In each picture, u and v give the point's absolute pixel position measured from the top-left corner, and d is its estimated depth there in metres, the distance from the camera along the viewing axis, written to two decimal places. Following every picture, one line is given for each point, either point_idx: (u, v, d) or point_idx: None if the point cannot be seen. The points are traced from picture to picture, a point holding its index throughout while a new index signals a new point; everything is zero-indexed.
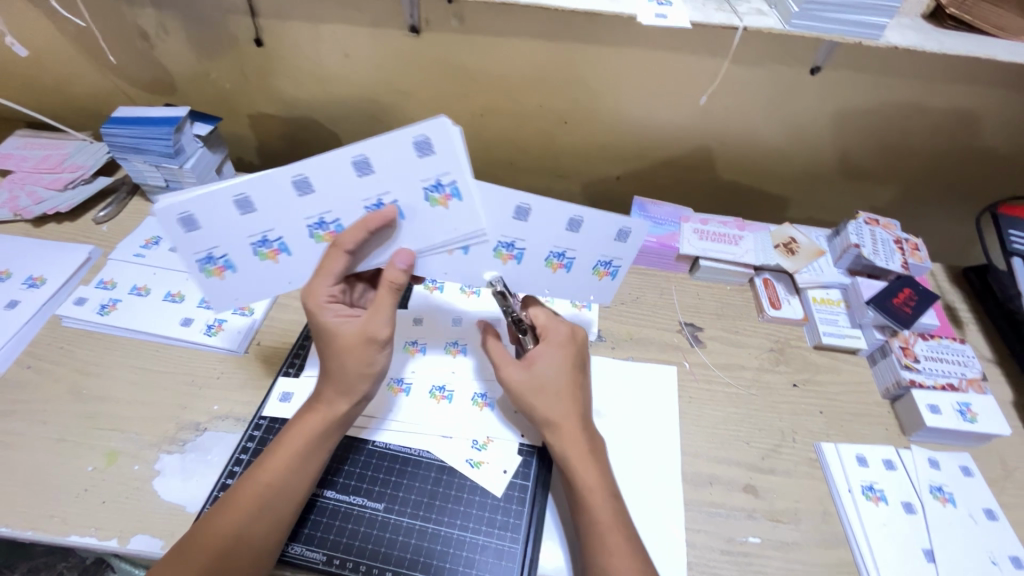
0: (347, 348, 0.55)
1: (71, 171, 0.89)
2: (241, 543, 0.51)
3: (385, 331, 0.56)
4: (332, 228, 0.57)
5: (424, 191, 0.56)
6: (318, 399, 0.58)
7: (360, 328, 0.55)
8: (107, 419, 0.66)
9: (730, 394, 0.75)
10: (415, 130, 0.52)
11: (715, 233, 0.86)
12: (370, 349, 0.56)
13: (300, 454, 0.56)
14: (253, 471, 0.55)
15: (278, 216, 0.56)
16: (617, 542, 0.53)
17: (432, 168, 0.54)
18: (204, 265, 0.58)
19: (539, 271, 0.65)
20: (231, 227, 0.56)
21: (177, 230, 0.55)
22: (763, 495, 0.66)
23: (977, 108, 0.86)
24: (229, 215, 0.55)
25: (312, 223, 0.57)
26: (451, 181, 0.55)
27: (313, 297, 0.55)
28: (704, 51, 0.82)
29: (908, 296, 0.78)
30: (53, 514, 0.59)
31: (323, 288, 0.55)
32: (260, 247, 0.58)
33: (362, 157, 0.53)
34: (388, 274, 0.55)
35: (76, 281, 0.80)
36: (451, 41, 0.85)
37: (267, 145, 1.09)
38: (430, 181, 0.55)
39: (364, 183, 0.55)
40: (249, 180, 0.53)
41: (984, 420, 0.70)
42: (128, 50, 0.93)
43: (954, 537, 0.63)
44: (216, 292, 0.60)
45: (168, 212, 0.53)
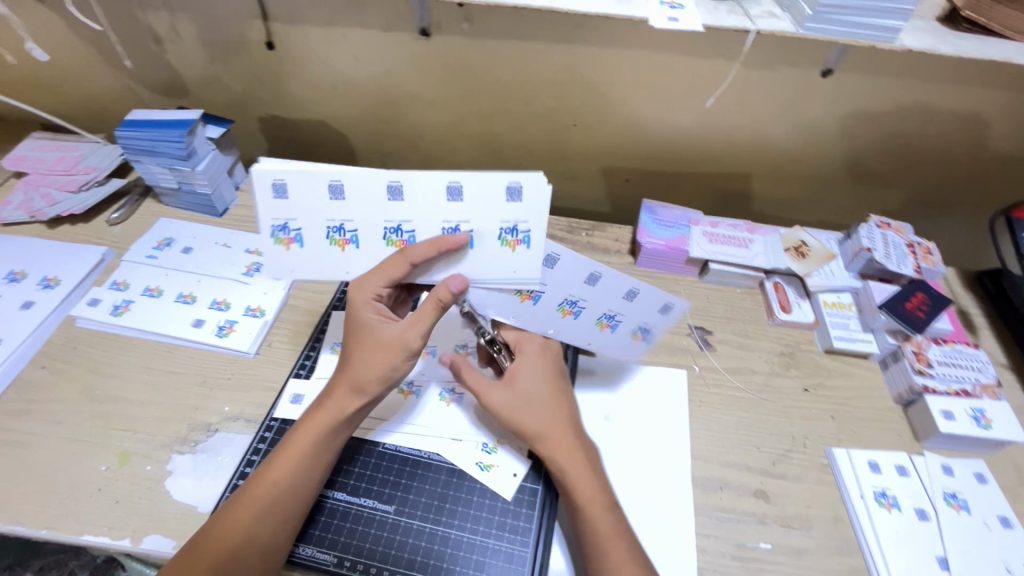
0: (377, 350, 0.57)
1: (85, 173, 0.90)
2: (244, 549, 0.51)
3: (417, 342, 0.56)
4: (348, 236, 0.57)
5: (500, 232, 0.56)
6: (328, 397, 0.58)
7: (395, 334, 0.57)
8: (120, 419, 0.67)
9: (740, 399, 0.74)
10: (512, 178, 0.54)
11: (726, 236, 0.86)
12: (400, 355, 0.57)
13: (309, 456, 0.56)
14: (262, 469, 0.55)
15: (363, 212, 0.56)
16: (617, 544, 0.53)
17: (513, 213, 0.55)
18: (275, 234, 0.57)
19: (590, 330, 0.64)
20: (310, 208, 0.55)
21: (264, 194, 0.54)
22: (774, 500, 0.66)
23: (991, 111, 0.86)
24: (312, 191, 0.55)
25: (390, 227, 0.57)
26: (527, 230, 0.56)
27: (358, 294, 0.58)
28: (714, 54, 0.81)
29: (922, 299, 0.77)
30: (68, 514, 0.59)
31: (374, 286, 0.57)
32: (333, 234, 0.57)
33: (456, 185, 0.54)
34: (440, 291, 0.56)
35: (90, 282, 0.81)
36: (460, 44, 0.85)
37: (277, 147, 1.10)
38: (509, 223, 0.56)
39: (451, 207, 0.55)
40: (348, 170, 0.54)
41: (998, 427, 0.69)
42: (141, 53, 0.94)
43: (968, 544, 0.63)
44: (274, 262, 0.58)
45: (263, 176, 0.54)
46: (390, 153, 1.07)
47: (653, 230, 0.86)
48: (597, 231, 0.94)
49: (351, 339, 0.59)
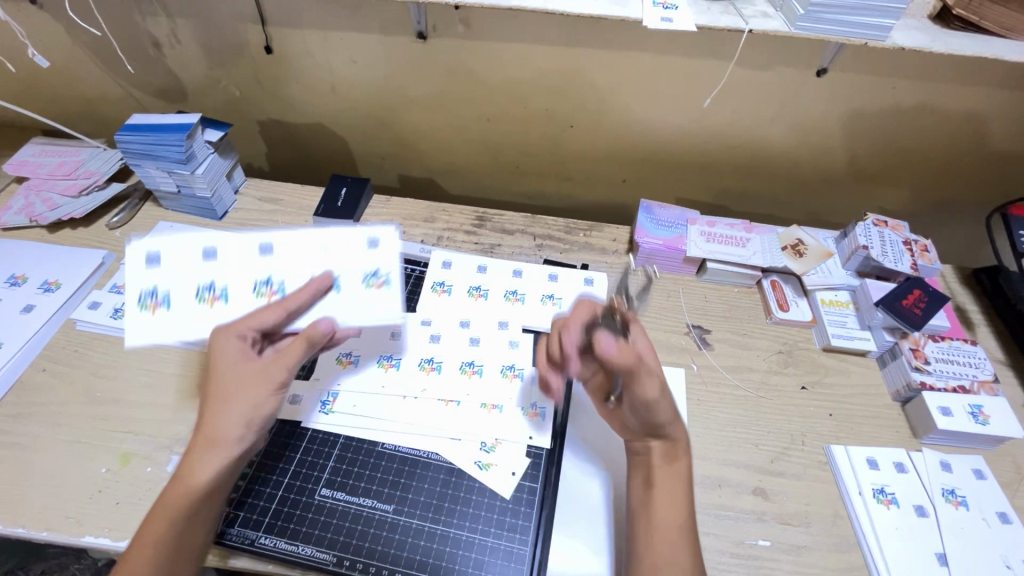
0: (233, 390, 0.54)
1: (85, 177, 0.91)
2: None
3: (283, 374, 0.55)
4: (275, 287, 0.63)
5: (362, 276, 0.64)
6: (186, 462, 0.52)
7: (254, 367, 0.55)
8: (121, 421, 0.67)
9: (738, 397, 0.75)
10: (373, 231, 0.66)
11: (723, 235, 0.86)
12: (266, 390, 0.54)
13: (174, 525, 0.50)
14: (168, 489, 0.51)
15: (288, 266, 0.64)
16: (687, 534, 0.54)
17: (371, 259, 0.65)
18: (143, 301, 0.62)
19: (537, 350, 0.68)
20: (189, 270, 0.63)
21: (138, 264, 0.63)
22: (772, 497, 0.66)
23: (986, 109, 0.86)
24: (190, 260, 0.64)
25: (261, 281, 0.63)
26: (388, 273, 0.65)
27: (229, 326, 0.57)
28: (708, 55, 0.82)
29: (919, 296, 0.77)
30: (68, 515, 0.60)
31: (243, 328, 0.57)
32: (261, 288, 0.63)
33: (329, 244, 0.65)
34: (310, 330, 0.57)
35: (90, 285, 0.81)
36: (456, 46, 0.86)
37: (275, 151, 1.10)
38: (370, 270, 0.64)
39: (309, 257, 0.65)
40: (274, 233, 0.65)
41: (996, 423, 0.69)
42: (140, 59, 0.94)
43: (967, 540, 0.63)
44: (137, 330, 0.61)
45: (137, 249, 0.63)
46: (388, 156, 1.08)
47: (650, 229, 0.87)
48: (594, 231, 0.94)
49: (212, 389, 0.54)
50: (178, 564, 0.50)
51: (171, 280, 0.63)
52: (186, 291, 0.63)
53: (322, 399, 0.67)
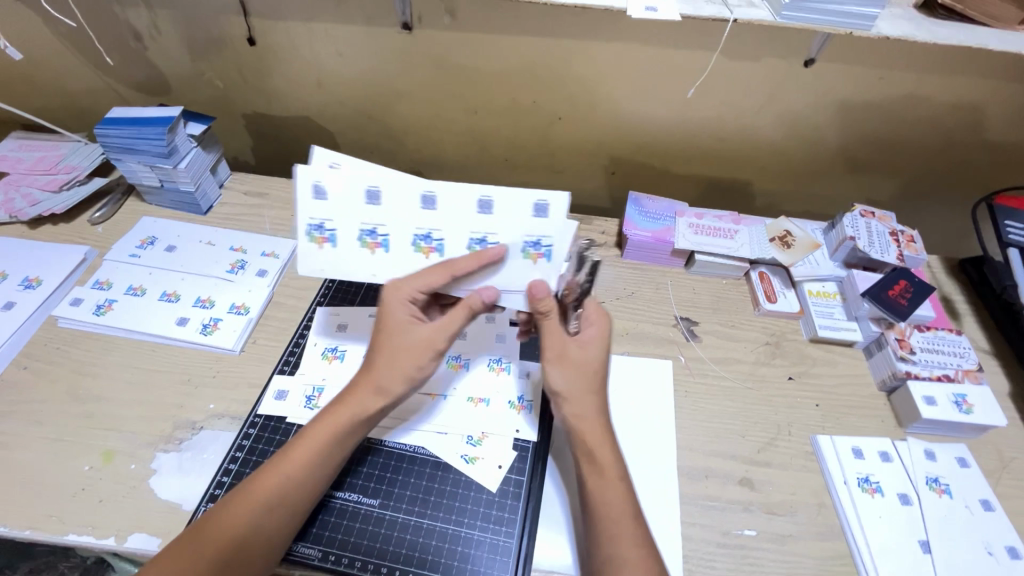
0: (407, 348, 0.57)
1: (67, 172, 0.89)
2: (254, 534, 0.51)
3: (445, 342, 0.58)
4: (379, 240, 0.60)
5: (521, 245, 0.59)
6: (351, 392, 0.58)
7: (427, 334, 0.58)
8: (104, 419, 0.66)
9: (725, 388, 0.75)
10: (487, 193, 0.58)
11: (711, 227, 0.86)
12: (427, 354, 0.58)
13: (325, 452, 0.56)
14: (277, 463, 0.54)
15: (394, 215, 0.59)
16: (629, 529, 0.53)
17: (485, 225, 0.59)
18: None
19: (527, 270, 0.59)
20: (303, 208, 0.59)
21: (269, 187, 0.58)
22: (758, 487, 0.66)
23: (972, 100, 0.86)
24: (306, 195, 0.58)
25: (420, 234, 0.60)
26: (439, 238, 0.60)
27: (399, 291, 0.58)
28: (695, 45, 0.82)
29: (904, 287, 0.77)
30: (51, 513, 0.59)
31: (410, 287, 0.58)
32: (313, 232, 0.60)
33: (431, 194, 0.58)
34: (473, 300, 0.58)
35: (72, 282, 0.80)
36: (442, 37, 0.85)
37: (262, 145, 1.09)
38: (423, 231, 0.60)
39: (431, 215, 0.59)
40: (333, 172, 0.58)
41: (980, 412, 0.70)
42: (121, 51, 0.93)
43: (950, 527, 0.63)
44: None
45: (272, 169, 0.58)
46: (376, 149, 1.07)
47: (638, 222, 0.86)
48: (583, 224, 0.94)
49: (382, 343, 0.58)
50: (306, 501, 0.55)
51: (289, 206, 0.59)
52: (295, 229, 0.60)
53: (307, 394, 0.68)
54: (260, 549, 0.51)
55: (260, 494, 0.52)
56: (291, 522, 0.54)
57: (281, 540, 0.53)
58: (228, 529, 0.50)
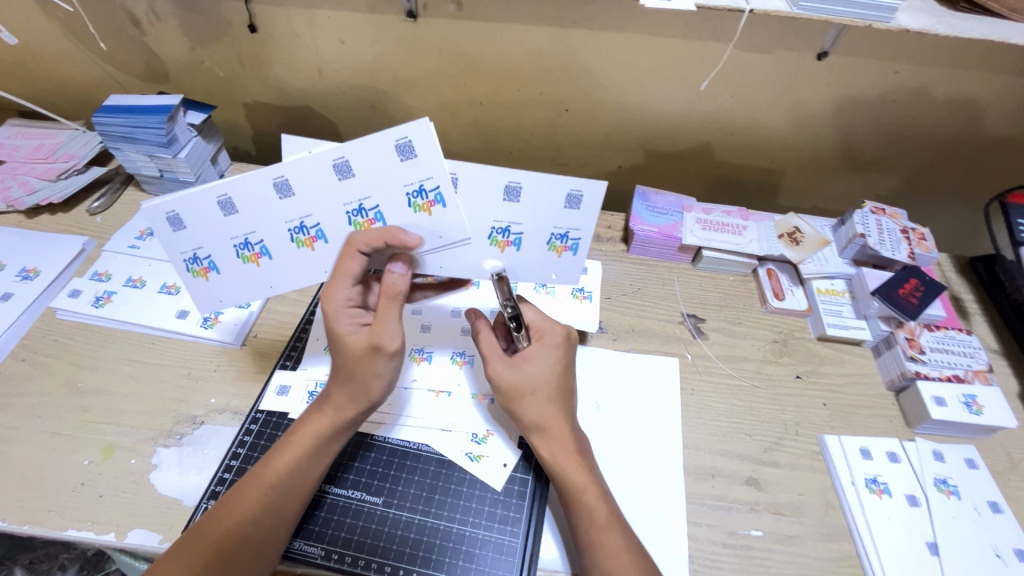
0: (354, 355, 0.54)
1: (64, 161, 0.88)
2: (242, 540, 0.50)
3: (393, 342, 0.54)
4: (313, 233, 0.56)
5: (407, 195, 0.54)
6: (327, 399, 0.57)
7: (367, 336, 0.54)
8: (103, 412, 0.65)
9: (733, 386, 0.74)
10: (575, 186, 0.57)
11: (718, 223, 0.85)
12: (377, 357, 0.54)
13: (304, 458, 0.55)
14: (262, 468, 0.54)
15: (314, 202, 0.54)
16: (613, 540, 0.52)
17: (413, 173, 0.53)
18: (191, 266, 0.59)
19: (543, 256, 0.63)
20: (215, 228, 0.56)
21: (164, 228, 0.56)
22: (766, 487, 0.65)
23: (987, 96, 0.85)
24: (212, 215, 0.55)
25: (351, 209, 0.55)
26: (373, 206, 0.55)
27: (331, 299, 0.54)
28: (706, 36, 0.80)
29: (915, 286, 0.76)
30: (51, 509, 0.58)
31: (341, 291, 0.54)
32: (242, 250, 0.58)
33: (343, 160, 0.52)
34: (388, 283, 0.54)
35: (71, 272, 0.79)
36: (449, 26, 0.83)
37: (262, 134, 1.07)
38: (352, 205, 0.55)
39: (507, 208, 0.58)
40: (229, 183, 0.53)
41: (989, 413, 0.69)
42: (119, 37, 0.91)
43: (958, 529, 0.63)
44: (202, 291, 0.61)
45: (156, 211, 0.54)
46: None
47: (644, 217, 0.85)
48: None
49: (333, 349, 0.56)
50: (288, 509, 0.53)
51: (206, 241, 0.57)
52: (225, 251, 0.58)
53: (309, 390, 0.67)
54: (245, 560, 0.50)
55: (247, 497, 0.52)
56: (280, 527, 0.53)
57: (272, 547, 0.52)
58: (217, 532, 0.50)
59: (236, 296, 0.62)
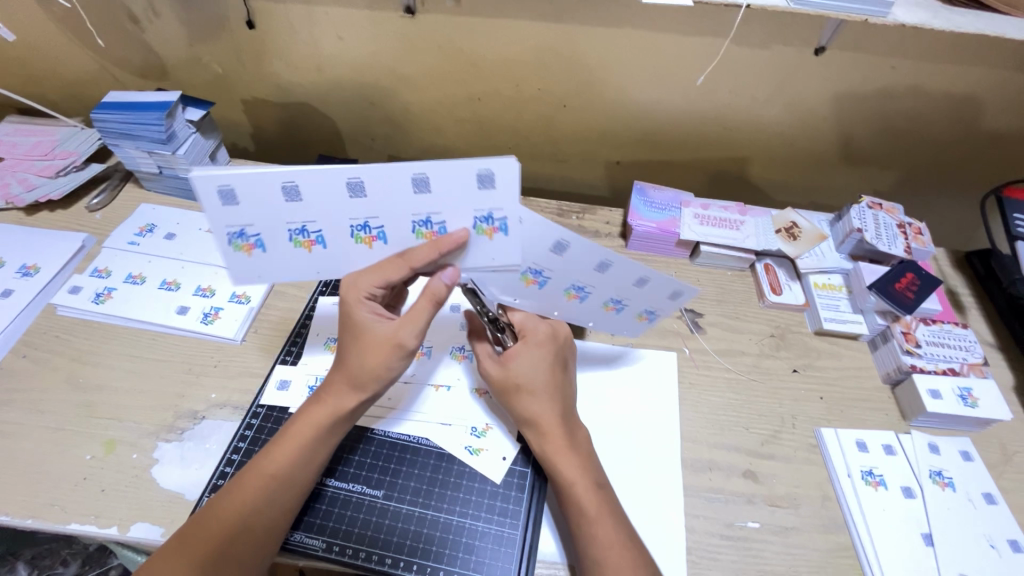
0: (375, 349, 0.55)
1: (63, 158, 0.88)
2: (246, 530, 0.51)
3: (412, 341, 0.55)
4: (374, 233, 0.54)
5: (474, 219, 0.54)
6: (330, 389, 0.57)
7: (388, 333, 0.55)
8: (104, 408, 0.66)
9: (730, 380, 0.74)
10: (678, 286, 0.62)
11: (717, 218, 0.85)
12: (392, 354, 0.55)
13: (307, 447, 0.55)
14: (262, 457, 0.55)
15: (385, 206, 0.52)
16: (605, 529, 0.53)
17: (487, 202, 0.52)
18: (235, 241, 0.54)
19: (629, 322, 0.68)
20: (272, 212, 0.52)
21: (213, 202, 0.50)
22: (763, 480, 0.66)
23: (984, 91, 0.85)
24: (274, 200, 0.51)
25: (418, 220, 0.54)
26: (441, 220, 0.53)
27: (353, 290, 0.56)
28: (704, 31, 0.80)
29: (912, 279, 0.77)
30: (52, 503, 0.59)
31: (367, 283, 0.55)
32: (296, 236, 0.54)
33: (422, 175, 0.50)
34: (433, 287, 0.54)
35: (71, 269, 0.79)
36: (447, 22, 0.83)
37: (261, 130, 1.07)
38: (420, 216, 0.53)
39: (591, 274, 0.60)
40: (301, 171, 0.49)
41: (985, 405, 0.70)
42: (117, 33, 0.91)
43: (953, 520, 0.63)
44: (240, 267, 0.56)
45: (207, 183, 0.49)
46: (378, 136, 1.05)
47: (642, 212, 0.85)
48: (588, 214, 0.93)
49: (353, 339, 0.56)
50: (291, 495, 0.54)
51: (255, 218, 0.52)
52: (278, 234, 0.54)
53: (309, 385, 0.67)
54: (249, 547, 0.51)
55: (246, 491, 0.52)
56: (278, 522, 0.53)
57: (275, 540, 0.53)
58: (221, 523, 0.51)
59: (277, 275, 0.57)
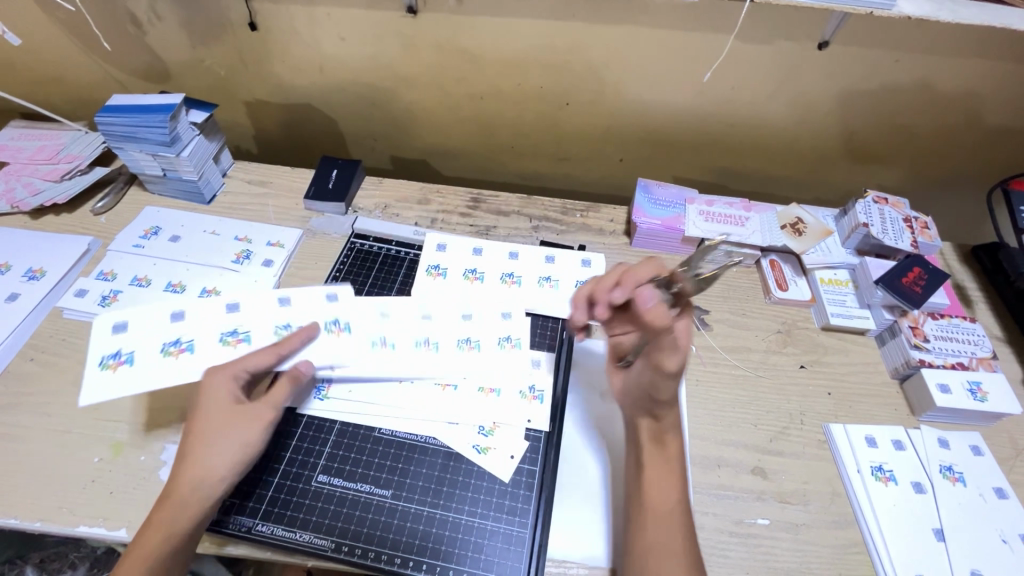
0: (222, 415, 0.57)
1: (68, 162, 0.88)
2: (171, 535, 0.52)
3: (270, 414, 0.59)
4: (240, 336, 0.66)
5: (276, 326, 0.68)
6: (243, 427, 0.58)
7: (230, 399, 0.58)
8: (112, 410, 0.66)
9: (737, 377, 0.74)
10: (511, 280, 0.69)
11: (721, 215, 0.85)
12: (252, 425, 0.57)
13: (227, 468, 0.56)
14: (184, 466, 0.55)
15: (198, 327, 0.66)
16: (668, 528, 0.54)
17: (331, 313, 0.69)
18: (165, 348, 0.64)
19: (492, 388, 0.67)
20: (162, 327, 0.65)
21: (106, 333, 0.64)
22: (771, 476, 0.66)
23: (989, 84, 0.84)
24: (166, 318, 0.66)
25: (282, 326, 0.68)
26: (346, 320, 0.68)
27: (223, 367, 0.60)
28: (707, 27, 0.80)
29: (918, 274, 0.76)
30: (61, 505, 0.59)
31: (224, 372, 0.59)
32: (169, 346, 0.64)
33: (332, 292, 0.71)
34: (295, 372, 0.62)
35: (76, 272, 0.79)
36: (448, 21, 0.83)
37: (264, 132, 1.07)
38: (287, 324, 0.68)
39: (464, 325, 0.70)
40: (189, 304, 0.67)
41: (994, 399, 0.69)
42: (120, 37, 0.91)
43: (964, 515, 0.63)
44: (113, 386, 0.60)
45: (105, 322, 0.65)
46: (380, 137, 1.05)
47: (647, 209, 0.85)
48: (592, 212, 0.93)
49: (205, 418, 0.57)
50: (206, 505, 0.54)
51: (137, 341, 0.63)
52: (197, 336, 0.65)
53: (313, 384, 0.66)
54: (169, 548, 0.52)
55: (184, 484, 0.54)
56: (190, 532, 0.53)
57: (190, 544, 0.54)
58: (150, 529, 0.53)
59: (174, 383, 0.62)
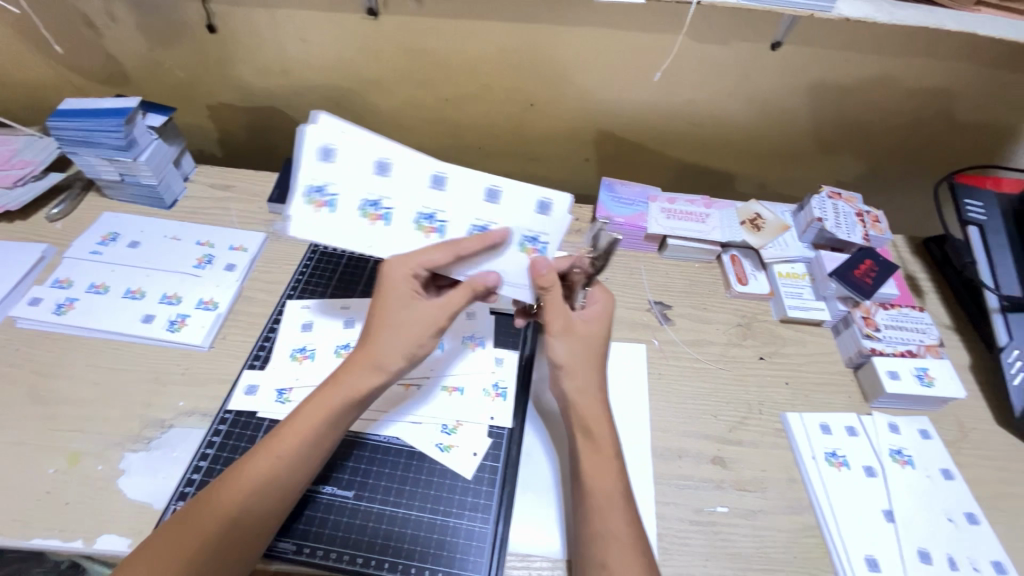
0: (410, 328, 0.58)
1: (21, 168, 0.86)
2: (239, 523, 0.50)
3: (446, 321, 0.59)
4: (381, 212, 0.61)
5: (472, 227, 0.62)
6: (329, 385, 0.57)
7: (432, 314, 0.59)
8: (69, 420, 0.64)
9: (698, 370, 0.76)
10: (544, 195, 0.61)
11: (683, 212, 0.87)
12: (427, 332, 0.58)
13: (306, 444, 0.55)
14: (261, 451, 0.54)
15: (346, 175, 0.60)
16: (614, 508, 0.55)
17: (490, 215, 0.62)
18: (309, 195, 0.59)
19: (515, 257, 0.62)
20: (357, 178, 0.60)
21: (310, 155, 0.59)
22: (730, 465, 0.68)
23: (934, 82, 0.88)
24: (359, 167, 0.60)
25: (422, 214, 0.61)
26: (443, 220, 0.62)
27: (410, 263, 0.58)
28: (663, 27, 0.81)
29: (869, 266, 0.79)
30: (14, 519, 0.57)
31: (410, 266, 0.58)
32: (367, 208, 0.60)
33: (495, 187, 0.61)
34: (477, 281, 0.60)
35: (30, 280, 0.77)
36: (410, 23, 0.83)
37: (228, 135, 1.06)
38: (425, 212, 0.61)
39: (487, 208, 0.62)
40: (396, 150, 0.60)
41: (940, 384, 0.72)
42: (75, 40, 0.89)
43: (913, 496, 0.65)
44: (296, 223, 0.59)
45: (313, 138, 0.58)
46: None
47: (610, 208, 0.87)
48: None
49: (382, 312, 0.59)
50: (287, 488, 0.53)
51: (341, 178, 0.60)
52: (351, 202, 0.60)
53: (277, 390, 0.67)
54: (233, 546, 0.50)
55: (234, 498, 0.51)
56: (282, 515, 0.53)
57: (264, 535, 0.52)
58: (218, 514, 0.50)
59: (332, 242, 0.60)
